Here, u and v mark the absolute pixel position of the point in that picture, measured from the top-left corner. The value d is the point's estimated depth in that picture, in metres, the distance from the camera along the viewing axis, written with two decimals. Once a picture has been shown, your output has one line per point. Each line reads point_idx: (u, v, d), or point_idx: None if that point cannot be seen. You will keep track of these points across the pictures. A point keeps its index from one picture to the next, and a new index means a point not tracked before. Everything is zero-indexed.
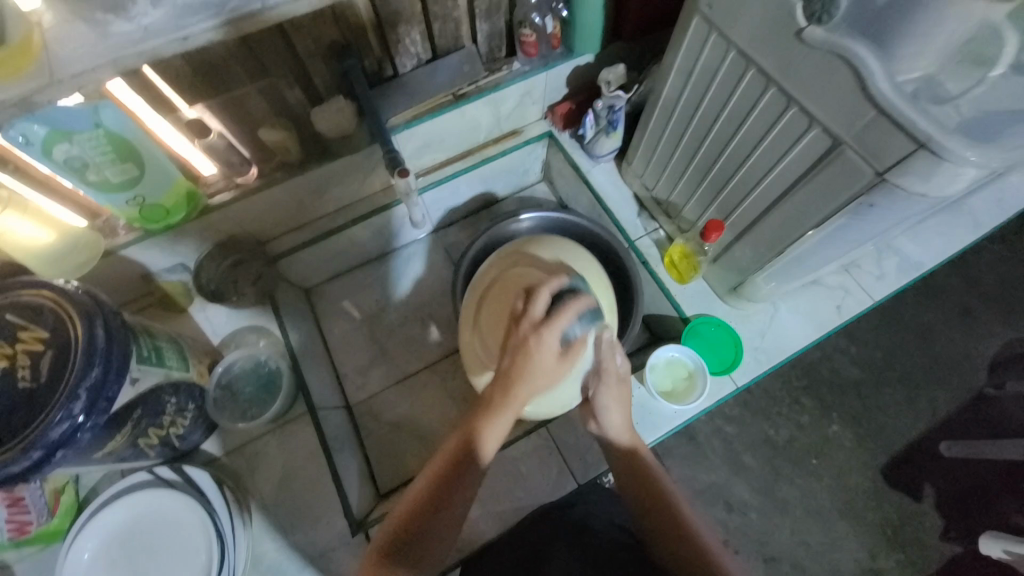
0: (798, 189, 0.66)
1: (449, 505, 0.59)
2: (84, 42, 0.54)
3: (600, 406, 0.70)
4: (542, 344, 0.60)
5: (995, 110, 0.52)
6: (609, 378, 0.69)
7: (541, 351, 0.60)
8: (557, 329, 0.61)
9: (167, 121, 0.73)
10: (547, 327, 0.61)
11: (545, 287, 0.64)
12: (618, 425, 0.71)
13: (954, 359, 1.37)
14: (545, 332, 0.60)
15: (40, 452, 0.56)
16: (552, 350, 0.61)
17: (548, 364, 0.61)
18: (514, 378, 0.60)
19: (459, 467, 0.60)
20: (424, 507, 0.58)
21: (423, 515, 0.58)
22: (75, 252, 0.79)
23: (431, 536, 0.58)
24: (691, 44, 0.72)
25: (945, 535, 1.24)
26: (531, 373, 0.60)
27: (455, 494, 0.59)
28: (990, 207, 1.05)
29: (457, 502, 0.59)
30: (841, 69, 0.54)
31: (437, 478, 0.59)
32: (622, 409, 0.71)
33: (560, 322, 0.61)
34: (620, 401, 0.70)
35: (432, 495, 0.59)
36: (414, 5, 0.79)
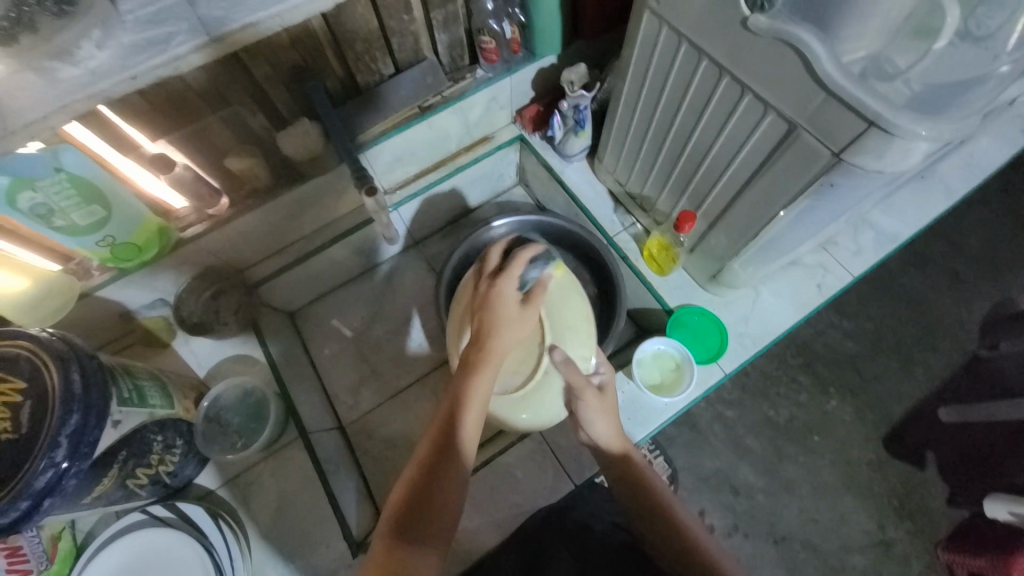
0: (761, 175, 0.67)
1: (451, 473, 0.55)
2: (37, 91, 0.55)
3: (585, 418, 0.70)
4: (502, 290, 0.69)
5: (943, 83, 0.53)
6: (587, 393, 0.69)
7: (506, 296, 0.69)
8: (512, 275, 0.71)
9: (130, 158, 0.71)
10: (505, 276, 0.70)
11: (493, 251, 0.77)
12: (608, 431, 0.70)
13: (945, 325, 1.38)
14: (503, 280, 0.70)
15: (28, 502, 0.55)
16: (513, 295, 0.69)
17: (515, 309, 0.68)
18: (488, 329, 0.66)
19: (454, 437, 0.58)
20: (424, 481, 0.54)
21: (424, 486, 0.54)
22: (47, 299, 0.77)
23: (437, 510, 0.53)
24: (645, 39, 0.72)
25: (951, 500, 1.24)
26: (501, 319, 0.66)
27: (456, 461, 0.56)
28: (963, 172, 1.06)
29: (458, 467, 0.56)
30: (788, 54, 0.54)
31: (433, 452, 0.57)
32: (609, 417, 0.70)
33: (514, 269, 0.70)
34: (606, 408, 0.71)
35: (430, 472, 0.55)
36: (370, 23, 0.78)
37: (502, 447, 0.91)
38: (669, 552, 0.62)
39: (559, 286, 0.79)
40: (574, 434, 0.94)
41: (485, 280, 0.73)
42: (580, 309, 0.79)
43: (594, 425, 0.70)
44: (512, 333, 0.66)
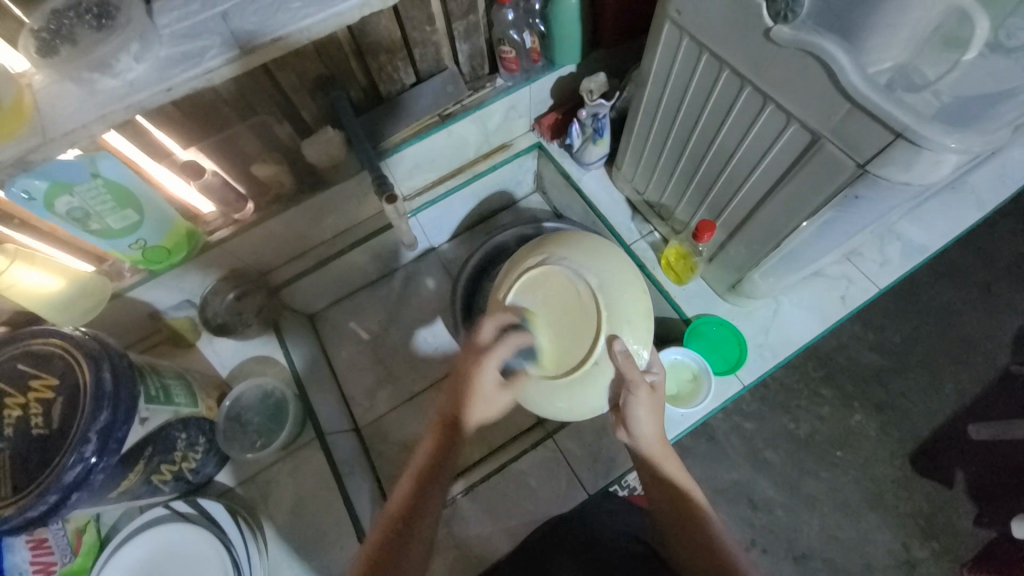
0: (784, 184, 0.66)
1: (409, 549, 0.61)
2: (75, 100, 0.58)
3: (632, 415, 0.69)
4: (483, 373, 0.68)
5: (971, 94, 0.52)
6: (640, 389, 0.68)
7: (484, 383, 0.68)
8: (495, 361, 0.68)
9: (165, 166, 0.75)
10: (486, 359, 0.68)
11: (490, 316, 0.72)
12: (651, 434, 0.69)
13: (975, 339, 1.33)
14: (485, 362, 0.67)
15: (56, 496, 0.57)
16: (492, 379, 0.68)
17: (489, 395, 0.68)
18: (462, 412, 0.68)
19: (414, 518, 0.63)
20: (383, 556, 0.60)
21: (385, 557, 0.60)
22: (83, 298, 0.80)
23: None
24: (666, 48, 0.72)
25: (979, 521, 1.20)
26: (474, 407, 0.67)
27: (416, 534, 0.62)
28: (993, 183, 1.03)
29: (418, 541, 0.62)
30: (812, 65, 0.54)
31: (397, 522, 0.63)
32: (654, 417, 0.69)
33: (496, 355, 0.68)
34: (653, 409, 0.69)
35: (394, 540, 0.61)
36: (393, 34, 0.80)
37: (515, 454, 0.95)
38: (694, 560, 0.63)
39: (612, 285, 0.74)
40: (589, 443, 0.93)
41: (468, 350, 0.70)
42: (637, 299, 0.75)
43: (642, 423, 0.68)
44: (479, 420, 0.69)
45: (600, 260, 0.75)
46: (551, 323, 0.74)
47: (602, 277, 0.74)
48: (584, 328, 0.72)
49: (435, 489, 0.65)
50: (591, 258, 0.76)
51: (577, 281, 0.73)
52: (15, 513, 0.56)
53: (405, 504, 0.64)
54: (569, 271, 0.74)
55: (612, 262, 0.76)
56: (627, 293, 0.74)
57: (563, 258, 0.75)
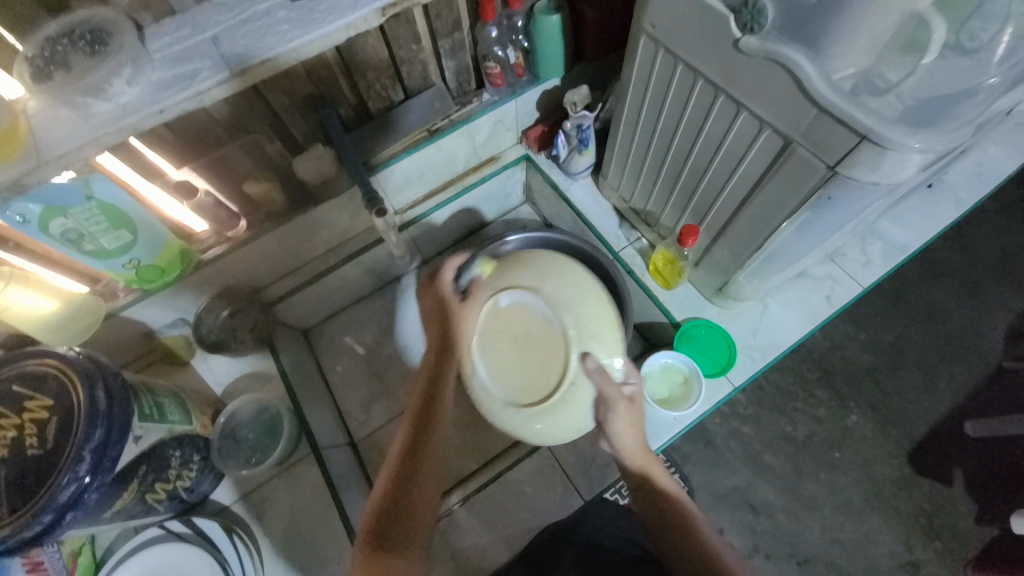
0: (761, 188, 0.68)
1: (425, 453, 0.63)
2: (70, 125, 0.60)
3: (612, 431, 0.72)
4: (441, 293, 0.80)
5: (933, 96, 0.54)
6: (618, 404, 0.73)
7: (450, 300, 0.79)
8: (446, 278, 0.80)
9: (156, 184, 0.77)
10: (441, 281, 0.80)
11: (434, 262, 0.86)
12: (634, 446, 0.72)
13: (966, 335, 1.35)
14: (438, 284, 0.80)
15: (51, 515, 0.57)
16: (453, 296, 0.80)
17: (460, 309, 0.79)
18: (443, 333, 0.77)
19: (424, 434, 0.65)
20: (402, 479, 0.61)
21: (404, 479, 0.61)
22: (75, 320, 0.81)
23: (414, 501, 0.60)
24: (643, 60, 0.74)
25: (981, 518, 1.20)
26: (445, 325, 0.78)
27: (424, 459, 0.63)
28: (970, 181, 1.05)
29: (430, 447, 0.64)
30: (780, 73, 0.56)
31: (409, 447, 0.64)
32: (636, 429, 0.72)
33: (445, 272, 0.81)
34: (634, 422, 0.73)
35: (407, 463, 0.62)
36: (380, 53, 0.82)
37: (510, 463, 0.94)
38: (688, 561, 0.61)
39: (570, 289, 0.81)
40: (583, 449, 0.94)
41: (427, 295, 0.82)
42: (603, 313, 0.81)
43: (620, 436, 0.72)
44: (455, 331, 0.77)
45: (556, 278, 0.81)
46: (518, 350, 0.80)
47: (561, 299, 0.79)
48: (557, 352, 0.79)
49: (432, 412, 0.67)
50: (558, 282, 0.81)
51: (547, 311, 0.79)
52: (12, 532, 0.56)
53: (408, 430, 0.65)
54: (531, 300, 0.79)
55: (575, 285, 0.81)
56: (593, 310, 0.80)
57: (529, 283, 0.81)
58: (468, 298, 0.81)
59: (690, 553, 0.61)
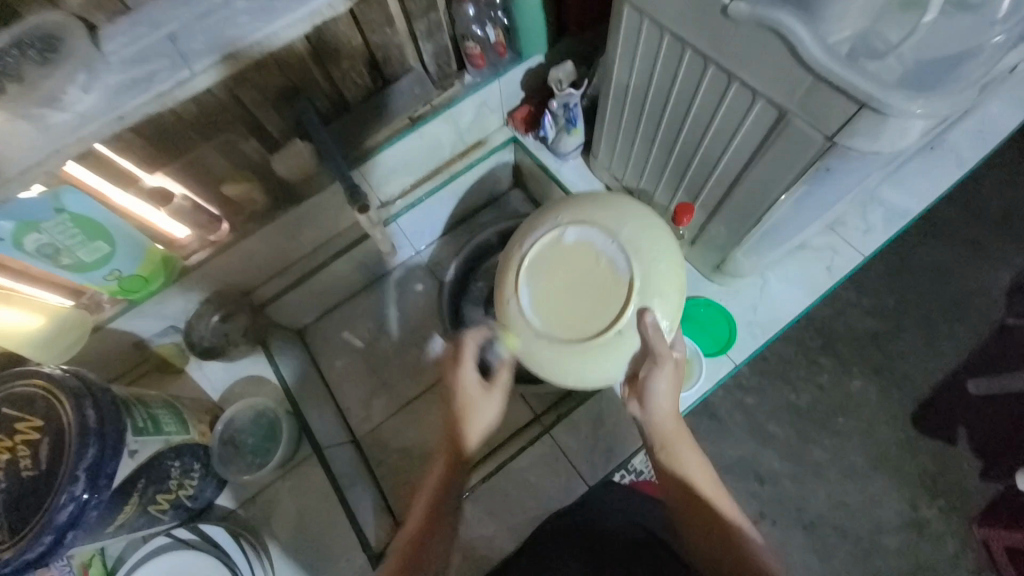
0: (757, 161, 0.65)
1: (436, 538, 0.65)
2: (30, 138, 0.58)
3: (651, 387, 0.68)
4: (460, 379, 0.70)
5: (935, 57, 0.51)
6: (665, 362, 0.68)
7: (468, 384, 0.70)
8: (468, 364, 0.70)
9: (129, 193, 0.73)
10: (461, 363, 0.70)
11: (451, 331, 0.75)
12: (667, 408, 0.69)
13: (969, 295, 1.33)
14: (459, 368, 0.70)
15: (51, 536, 0.57)
16: (474, 382, 0.70)
17: (478, 395, 0.70)
18: (458, 422, 0.70)
19: (446, 491, 0.68)
20: (422, 532, 0.65)
21: (422, 535, 0.65)
22: (63, 336, 0.80)
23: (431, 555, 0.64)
24: (628, 31, 0.70)
25: (985, 475, 1.21)
26: (464, 411, 0.70)
27: (435, 545, 0.64)
28: (972, 139, 1.02)
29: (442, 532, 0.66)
30: (772, 39, 0.53)
31: (432, 502, 0.67)
32: (671, 388, 0.69)
33: (467, 358, 0.70)
34: (673, 382, 0.69)
35: (429, 518, 0.66)
36: (352, 39, 0.78)
37: (511, 454, 0.94)
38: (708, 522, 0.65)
39: (648, 238, 0.73)
40: (585, 434, 0.93)
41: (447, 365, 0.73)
42: (672, 273, 0.73)
43: (660, 397, 0.68)
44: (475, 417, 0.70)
45: (634, 226, 0.73)
46: (573, 287, 0.73)
47: (636, 245, 0.72)
48: (614, 297, 0.72)
49: (447, 496, 0.68)
50: (638, 231, 0.74)
51: (615, 254, 0.72)
52: (15, 555, 0.56)
53: (424, 508, 0.67)
54: (601, 238, 0.73)
55: (650, 235, 0.73)
56: (664, 264, 0.72)
57: (605, 223, 0.73)
58: (490, 384, 0.71)
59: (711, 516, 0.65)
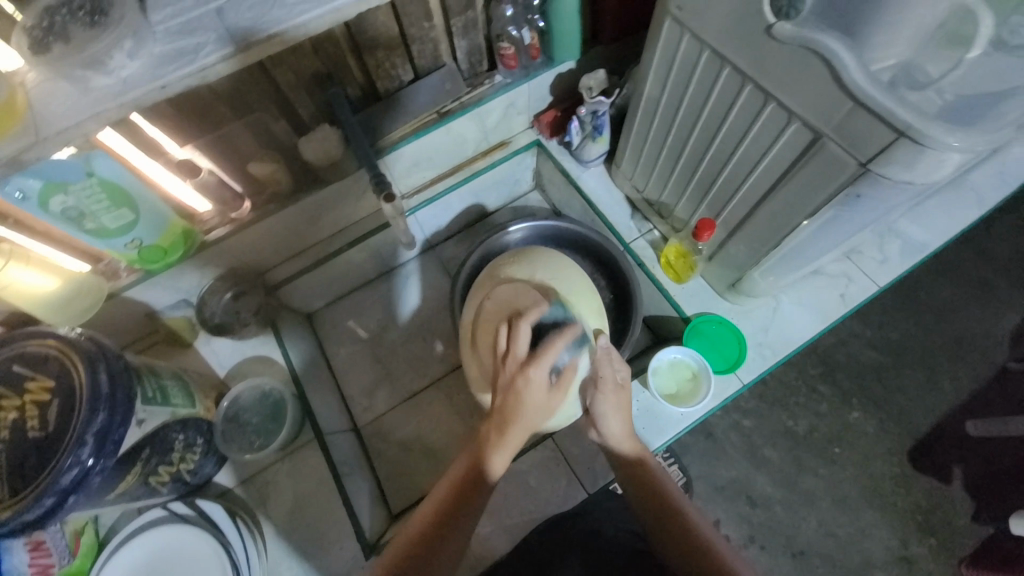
0: (785, 183, 0.65)
1: (454, 535, 0.59)
2: (68, 98, 0.58)
3: (599, 415, 0.68)
4: (529, 383, 0.59)
5: (975, 93, 0.52)
6: (606, 387, 0.66)
7: (533, 387, 0.59)
8: (545, 365, 0.59)
9: (159, 163, 0.73)
10: (536, 365, 0.59)
11: (525, 321, 0.62)
12: (620, 434, 0.69)
13: (974, 335, 1.33)
14: (533, 369, 0.59)
15: (52, 499, 0.57)
16: (542, 385, 0.60)
17: (541, 400, 0.60)
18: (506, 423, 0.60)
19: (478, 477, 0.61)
20: (443, 523, 0.59)
21: (440, 528, 0.59)
22: (80, 298, 0.80)
23: (450, 546, 0.58)
24: (666, 45, 0.71)
25: (976, 517, 1.20)
26: (524, 416, 0.59)
27: (452, 539, 0.59)
28: (992, 180, 1.02)
29: (462, 529, 0.59)
30: (815, 63, 0.53)
31: (458, 487, 0.61)
32: (622, 416, 0.68)
33: (546, 360, 0.59)
34: (620, 408, 0.68)
35: (445, 521, 0.59)
36: (391, 30, 0.79)
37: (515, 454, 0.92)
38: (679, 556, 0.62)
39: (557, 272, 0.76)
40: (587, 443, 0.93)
41: (511, 360, 0.61)
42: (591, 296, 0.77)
43: (608, 423, 0.68)
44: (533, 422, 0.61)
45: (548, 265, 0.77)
46: None
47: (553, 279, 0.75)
48: None
49: (473, 496, 0.60)
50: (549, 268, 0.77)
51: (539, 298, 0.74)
52: (13, 515, 0.55)
53: (445, 500, 0.61)
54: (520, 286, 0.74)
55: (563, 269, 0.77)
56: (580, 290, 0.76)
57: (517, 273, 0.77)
58: (556, 388, 0.61)
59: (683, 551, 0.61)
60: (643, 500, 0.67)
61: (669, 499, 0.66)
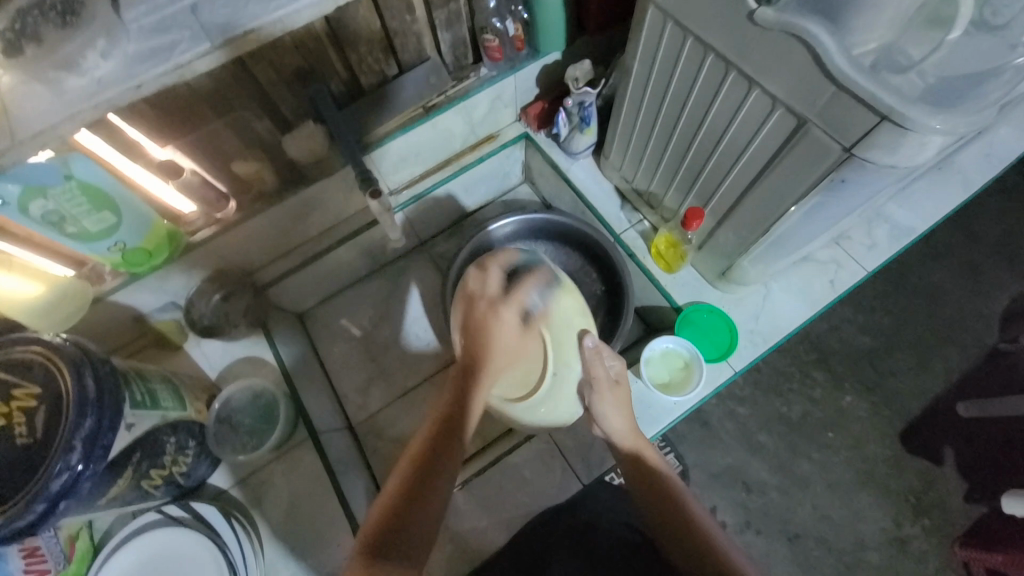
0: (772, 169, 0.65)
1: (430, 486, 0.56)
2: (43, 101, 0.56)
3: (599, 413, 0.71)
4: (499, 318, 0.63)
5: (954, 75, 0.52)
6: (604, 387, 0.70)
7: (503, 323, 0.63)
8: (514, 301, 0.64)
9: (138, 164, 0.71)
10: (505, 301, 0.64)
11: (495, 263, 0.66)
12: (622, 427, 0.71)
13: (964, 318, 1.34)
14: (502, 304, 0.63)
15: (44, 504, 0.56)
16: (511, 321, 0.63)
17: (510, 336, 0.63)
18: (475, 357, 0.61)
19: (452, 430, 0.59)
20: (420, 465, 0.57)
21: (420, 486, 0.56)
22: (63, 304, 0.79)
23: (427, 490, 0.55)
24: (650, 33, 0.71)
25: (968, 497, 1.22)
26: (495, 351, 0.62)
27: (429, 491, 0.55)
28: (979, 163, 1.02)
29: (437, 477, 0.56)
30: (798, 49, 0.53)
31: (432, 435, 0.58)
32: (622, 412, 0.71)
33: (514, 298, 0.63)
34: (620, 404, 0.71)
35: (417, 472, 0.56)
36: (372, 24, 0.77)
37: (511, 446, 0.94)
38: (682, 551, 0.61)
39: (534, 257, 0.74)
40: (582, 436, 0.94)
41: (481, 300, 0.64)
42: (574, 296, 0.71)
43: (609, 420, 0.71)
44: (503, 363, 0.63)
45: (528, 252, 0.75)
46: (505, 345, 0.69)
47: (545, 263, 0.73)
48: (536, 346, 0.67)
49: (446, 444, 0.58)
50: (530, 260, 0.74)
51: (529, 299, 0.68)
52: (5, 522, 0.55)
53: (418, 454, 0.58)
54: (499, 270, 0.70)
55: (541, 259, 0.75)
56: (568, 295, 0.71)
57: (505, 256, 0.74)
58: (526, 323, 0.64)
59: (683, 542, 0.61)
60: (646, 494, 0.67)
61: (669, 490, 0.66)
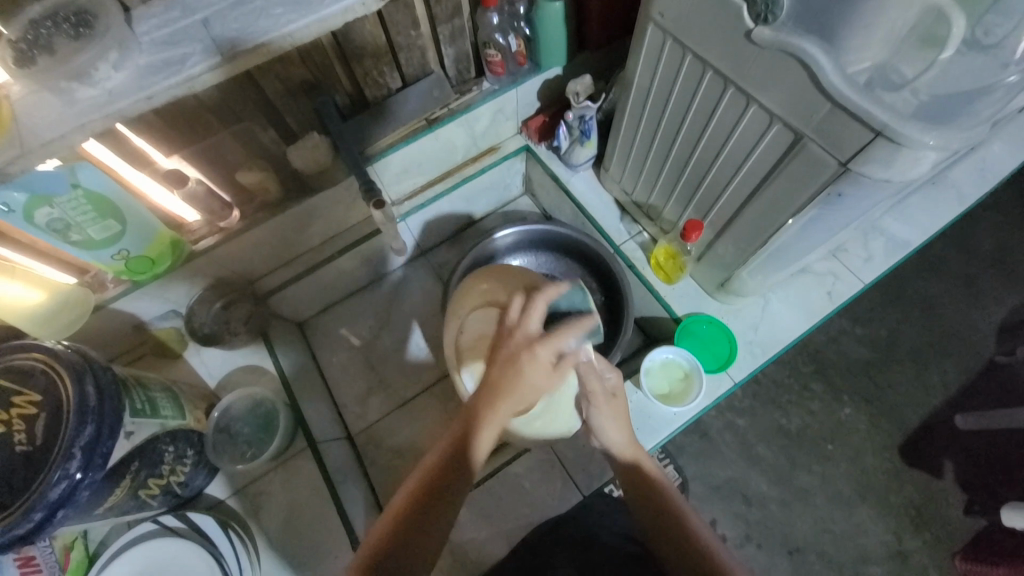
0: (770, 182, 0.66)
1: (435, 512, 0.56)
2: (55, 111, 0.58)
3: (596, 426, 0.70)
4: (536, 359, 0.57)
5: (948, 93, 0.53)
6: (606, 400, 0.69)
7: (539, 365, 0.57)
8: (555, 345, 0.58)
9: (144, 173, 0.73)
10: (546, 343, 0.58)
11: (539, 297, 0.61)
12: (620, 439, 0.70)
13: (960, 331, 1.35)
14: (542, 344, 0.58)
15: (42, 513, 0.56)
16: (547, 365, 0.58)
17: (542, 379, 0.58)
18: (501, 393, 0.57)
19: (464, 453, 0.57)
20: (429, 490, 0.57)
21: (423, 505, 0.56)
22: (65, 311, 0.78)
23: (433, 517, 0.56)
24: (650, 50, 0.73)
25: (969, 510, 1.21)
26: (521, 391, 0.57)
27: (434, 519, 0.56)
28: (972, 178, 1.04)
29: (445, 504, 0.57)
30: (794, 67, 0.54)
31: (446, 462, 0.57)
32: (620, 424, 0.69)
33: (557, 340, 0.58)
34: (618, 416, 0.70)
35: (425, 497, 0.56)
36: (378, 38, 0.79)
37: (508, 458, 0.92)
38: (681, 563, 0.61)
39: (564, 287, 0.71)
40: (582, 447, 0.93)
41: (520, 332, 0.59)
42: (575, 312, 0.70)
43: (607, 432, 0.70)
44: (526, 402, 0.58)
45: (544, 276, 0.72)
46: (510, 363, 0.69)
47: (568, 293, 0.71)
48: None
49: (457, 476, 0.57)
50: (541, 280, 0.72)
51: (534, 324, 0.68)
52: (2, 529, 0.54)
53: (427, 477, 0.57)
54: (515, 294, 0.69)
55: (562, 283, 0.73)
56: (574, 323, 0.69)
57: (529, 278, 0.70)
58: (561, 371, 0.59)
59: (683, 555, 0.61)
60: (645, 507, 0.66)
61: (669, 503, 0.65)
